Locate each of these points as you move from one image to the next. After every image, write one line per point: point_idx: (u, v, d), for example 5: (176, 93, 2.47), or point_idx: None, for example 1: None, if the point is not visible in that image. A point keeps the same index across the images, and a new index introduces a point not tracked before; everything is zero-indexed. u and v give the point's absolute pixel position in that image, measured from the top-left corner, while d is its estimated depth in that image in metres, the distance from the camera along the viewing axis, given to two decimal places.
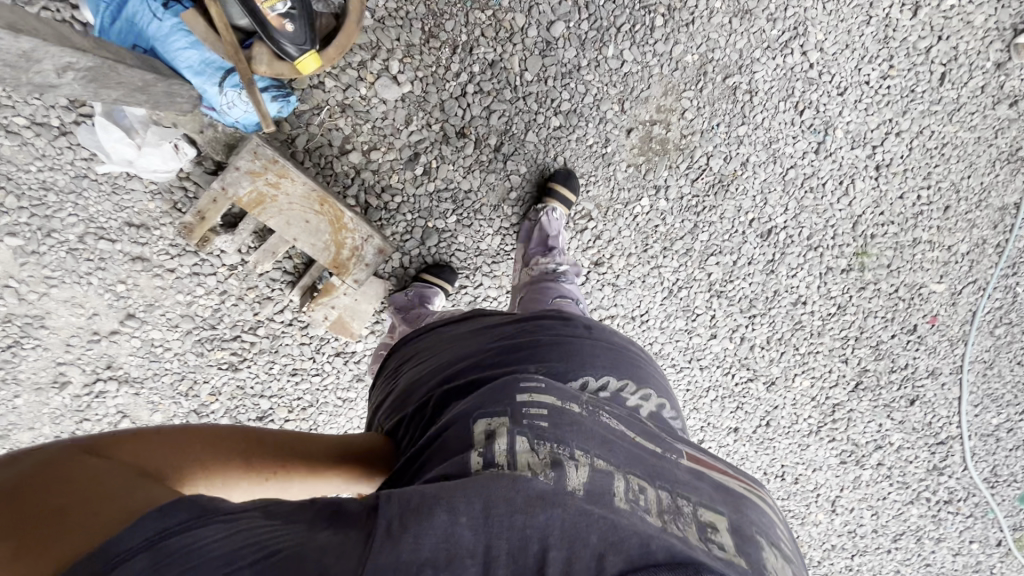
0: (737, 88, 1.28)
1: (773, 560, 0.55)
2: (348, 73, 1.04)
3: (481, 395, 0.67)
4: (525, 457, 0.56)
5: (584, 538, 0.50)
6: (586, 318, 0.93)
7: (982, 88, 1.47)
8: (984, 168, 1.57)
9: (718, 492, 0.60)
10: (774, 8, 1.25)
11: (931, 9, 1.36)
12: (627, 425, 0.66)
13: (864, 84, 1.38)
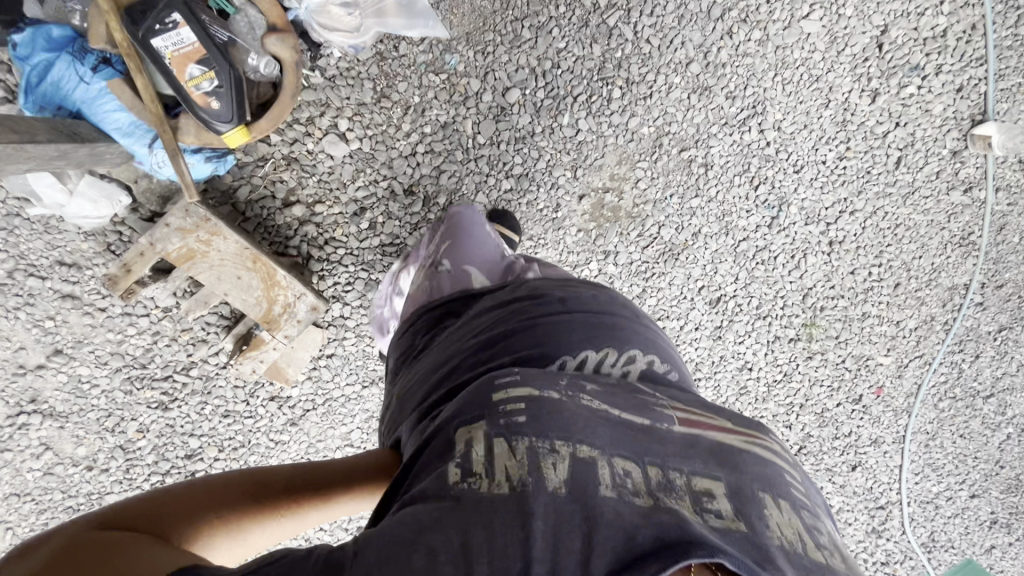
0: (692, 162, 1.29)
1: (781, 517, 0.52)
2: (295, 128, 1.05)
3: (461, 401, 0.62)
4: (501, 460, 0.52)
5: (568, 545, 0.45)
6: (569, 282, 0.88)
7: (938, 173, 1.50)
8: (936, 249, 1.60)
9: (711, 454, 0.56)
10: (734, 86, 1.26)
11: (890, 96, 1.38)
12: (612, 401, 0.62)
13: (820, 163, 1.40)
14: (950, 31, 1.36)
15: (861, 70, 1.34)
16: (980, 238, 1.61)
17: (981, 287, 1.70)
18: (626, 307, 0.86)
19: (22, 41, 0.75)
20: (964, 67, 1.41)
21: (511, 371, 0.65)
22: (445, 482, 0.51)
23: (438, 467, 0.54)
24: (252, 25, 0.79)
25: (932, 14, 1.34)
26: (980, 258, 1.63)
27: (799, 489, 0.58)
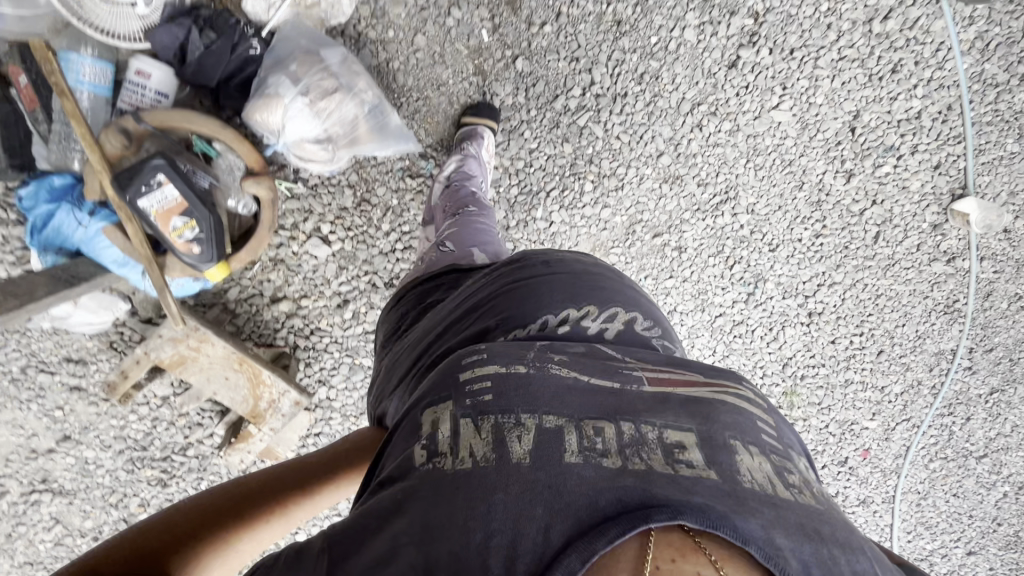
0: (665, 246, 1.34)
1: (754, 462, 0.50)
2: (281, 233, 1.12)
3: (432, 381, 0.63)
4: (466, 438, 0.52)
5: (529, 513, 0.45)
6: (553, 251, 0.87)
7: (918, 246, 1.51)
8: (920, 317, 1.61)
9: (682, 407, 0.54)
10: (705, 175, 1.30)
11: (865, 176, 1.40)
12: (580, 365, 0.60)
13: (796, 242, 1.43)
14: (924, 113, 1.38)
15: (834, 153, 1.36)
16: (966, 305, 1.61)
17: (969, 350, 1.70)
18: (607, 269, 0.85)
19: (26, 195, 0.84)
20: (939, 146, 1.42)
21: (479, 348, 0.64)
22: (411, 464, 0.53)
23: (408, 448, 0.56)
24: (232, 166, 0.88)
25: (904, 98, 1.36)
26: (966, 325, 1.63)
27: (776, 430, 0.56)
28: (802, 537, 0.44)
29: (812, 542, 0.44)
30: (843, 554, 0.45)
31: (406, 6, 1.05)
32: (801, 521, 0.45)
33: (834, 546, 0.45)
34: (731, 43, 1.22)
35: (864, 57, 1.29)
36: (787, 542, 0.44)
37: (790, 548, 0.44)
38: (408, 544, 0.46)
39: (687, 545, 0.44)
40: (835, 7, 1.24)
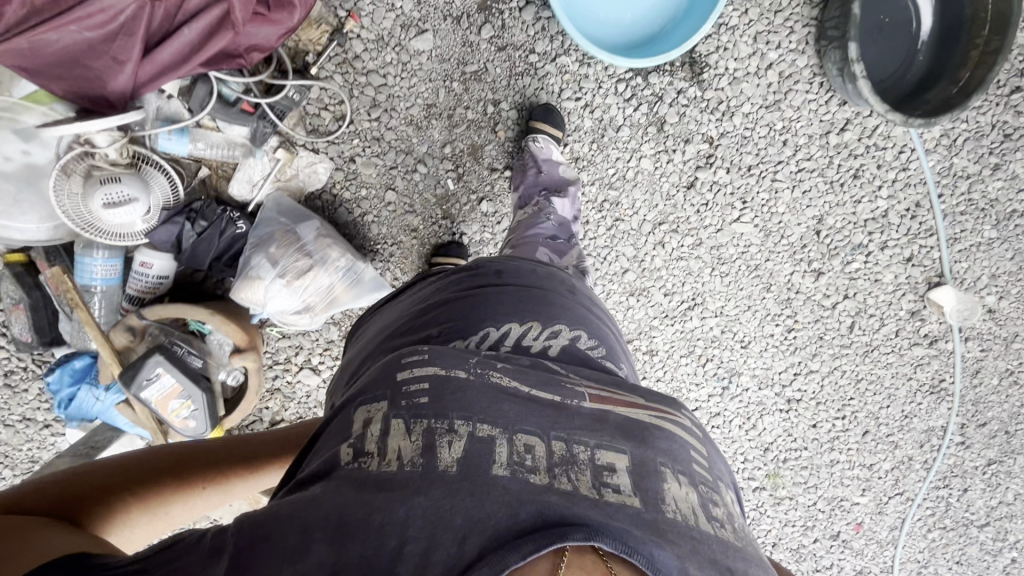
0: (636, 350, 1.42)
1: (681, 492, 0.54)
2: (276, 367, 1.25)
3: (372, 378, 0.65)
4: (396, 441, 0.54)
5: (448, 522, 0.47)
6: (508, 259, 0.93)
7: (897, 331, 1.53)
8: (905, 397, 1.62)
9: (618, 429, 0.57)
10: (672, 284, 1.37)
11: (834, 273, 1.44)
12: (519, 376, 0.62)
13: (768, 338, 1.48)
14: (891, 211, 1.40)
15: (800, 255, 1.40)
16: (953, 384, 1.61)
17: (962, 426, 1.69)
18: (558, 281, 0.90)
19: (52, 382, 0.99)
20: (910, 240, 1.44)
21: (423, 347, 0.66)
22: (338, 462, 0.55)
23: (337, 445, 0.58)
24: (222, 341, 1.00)
25: (869, 201, 1.39)
26: (955, 404, 1.63)
27: (708, 462, 0.60)
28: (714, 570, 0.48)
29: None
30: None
31: (376, 167, 1.14)
32: (713, 557, 0.49)
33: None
34: (688, 166, 1.28)
35: (824, 166, 1.33)
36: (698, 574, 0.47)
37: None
38: (321, 540, 0.47)
39: (597, 569, 0.46)
40: (789, 126, 1.29)
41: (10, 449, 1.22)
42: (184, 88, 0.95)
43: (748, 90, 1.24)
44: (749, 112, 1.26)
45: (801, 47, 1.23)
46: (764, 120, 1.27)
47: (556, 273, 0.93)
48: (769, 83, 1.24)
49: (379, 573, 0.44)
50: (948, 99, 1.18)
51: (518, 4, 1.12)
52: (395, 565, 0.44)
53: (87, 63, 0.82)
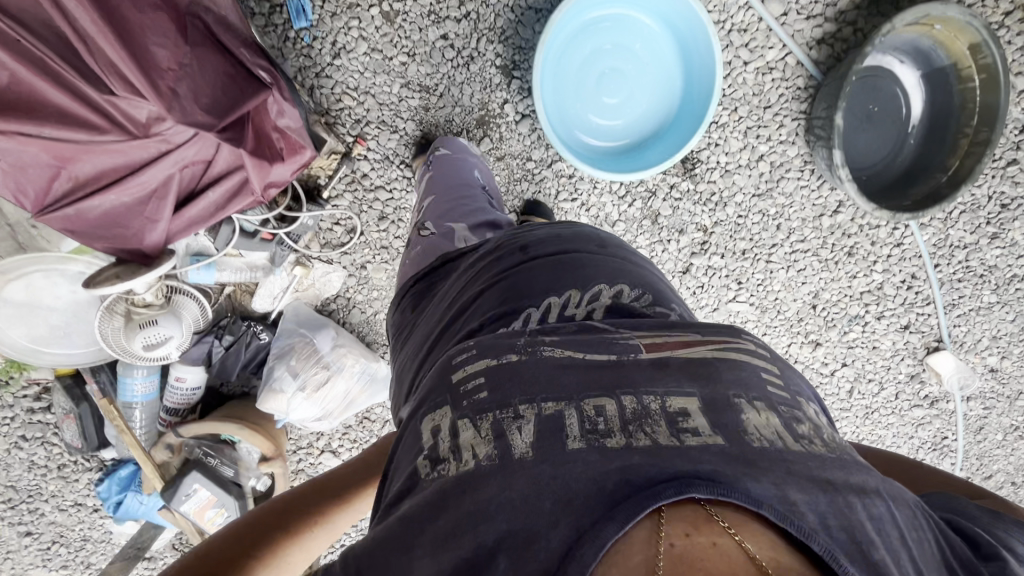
0: None
1: (761, 419, 0.46)
2: (299, 450, 1.34)
3: (429, 384, 0.58)
4: (467, 440, 0.48)
5: (536, 508, 0.41)
6: (535, 229, 0.83)
7: (897, 394, 1.56)
8: (907, 454, 1.66)
9: (683, 371, 0.50)
10: None
11: (832, 343, 1.48)
12: (576, 345, 0.54)
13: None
14: (887, 284, 1.43)
15: (797, 329, 1.45)
16: (956, 442, 1.63)
17: (966, 479, 1.70)
18: (588, 239, 0.79)
19: (104, 491, 1.17)
20: (907, 309, 1.47)
21: (467, 344, 0.59)
22: (417, 477, 0.50)
23: (410, 460, 0.53)
24: (251, 449, 1.10)
25: (864, 275, 1.42)
26: (958, 460, 1.65)
27: (783, 379, 0.52)
28: (816, 489, 0.41)
29: (825, 491, 0.41)
30: (858, 501, 0.42)
31: (386, 271, 1.22)
32: (809, 472, 0.42)
33: (848, 494, 0.42)
34: (683, 254, 1.34)
35: (817, 246, 1.37)
36: (804, 498, 0.40)
37: (806, 503, 0.40)
38: (423, 555, 0.44)
39: (700, 518, 0.39)
40: (782, 211, 1.32)
41: (66, 530, 1.34)
42: (211, 227, 1.03)
43: (740, 181, 1.28)
44: (742, 201, 1.30)
45: (791, 138, 1.26)
46: (756, 208, 1.32)
47: (584, 231, 0.83)
48: (760, 172, 1.28)
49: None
50: (936, 188, 1.21)
51: (514, 118, 1.18)
52: (496, 558, 0.40)
53: (125, 223, 0.90)
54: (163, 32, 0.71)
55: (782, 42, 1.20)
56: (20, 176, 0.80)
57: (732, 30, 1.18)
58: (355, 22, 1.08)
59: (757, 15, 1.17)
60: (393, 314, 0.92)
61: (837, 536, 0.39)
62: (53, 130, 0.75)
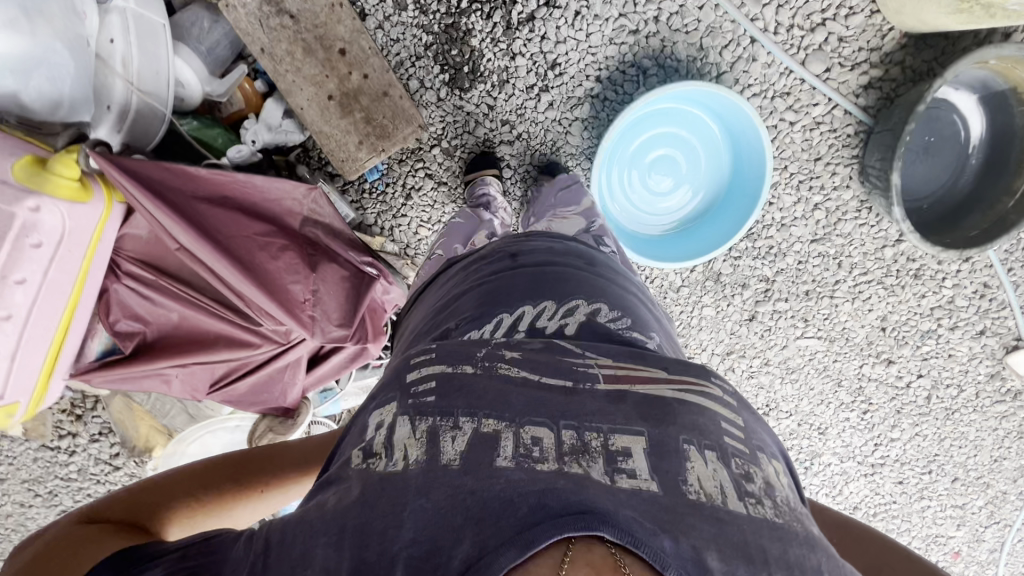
0: None
1: (708, 471, 0.46)
2: None
3: (387, 379, 0.60)
4: (402, 439, 0.48)
5: (448, 521, 0.41)
6: (527, 238, 0.82)
7: (978, 394, 1.56)
8: (993, 446, 1.63)
9: (636, 408, 0.49)
10: (748, 396, 1.56)
11: (906, 358, 1.51)
12: (529, 364, 0.55)
13: (844, 422, 1.61)
14: (959, 296, 1.43)
15: (868, 352, 1.50)
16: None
17: None
18: (577, 256, 0.78)
19: None
20: (982, 316, 1.45)
21: (430, 346, 0.60)
22: (348, 467, 0.50)
23: (351, 450, 0.52)
24: None
25: (933, 293, 1.42)
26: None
27: (745, 432, 0.52)
28: (738, 559, 0.40)
29: (749, 566, 0.40)
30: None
31: None
32: (742, 539, 0.41)
33: (776, 570, 0.41)
34: (748, 303, 1.41)
35: (881, 275, 1.39)
36: (719, 565, 0.40)
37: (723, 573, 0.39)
38: (326, 545, 0.43)
39: (606, 564, 0.38)
40: (842, 250, 1.35)
41: None
42: None
43: (797, 232, 1.32)
44: (801, 249, 1.35)
45: (845, 183, 1.28)
46: (815, 252, 1.35)
47: (579, 248, 0.81)
48: (817, 220, 1.32)
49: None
50: (1005, 214, 1.17)
51: None
52: (395, 564, 0.40)
53: (268, 389, 1.02)
54: (296, 269, 0.89)
55: (827, 97, 1.21)
56: (191, 378, 0.95)
57: (775, 96, 1.22)
58: (420, 163, 1.20)
59: (799, 78, 1.20)
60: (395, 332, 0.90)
61: None
62: (226, 350, 0.91)
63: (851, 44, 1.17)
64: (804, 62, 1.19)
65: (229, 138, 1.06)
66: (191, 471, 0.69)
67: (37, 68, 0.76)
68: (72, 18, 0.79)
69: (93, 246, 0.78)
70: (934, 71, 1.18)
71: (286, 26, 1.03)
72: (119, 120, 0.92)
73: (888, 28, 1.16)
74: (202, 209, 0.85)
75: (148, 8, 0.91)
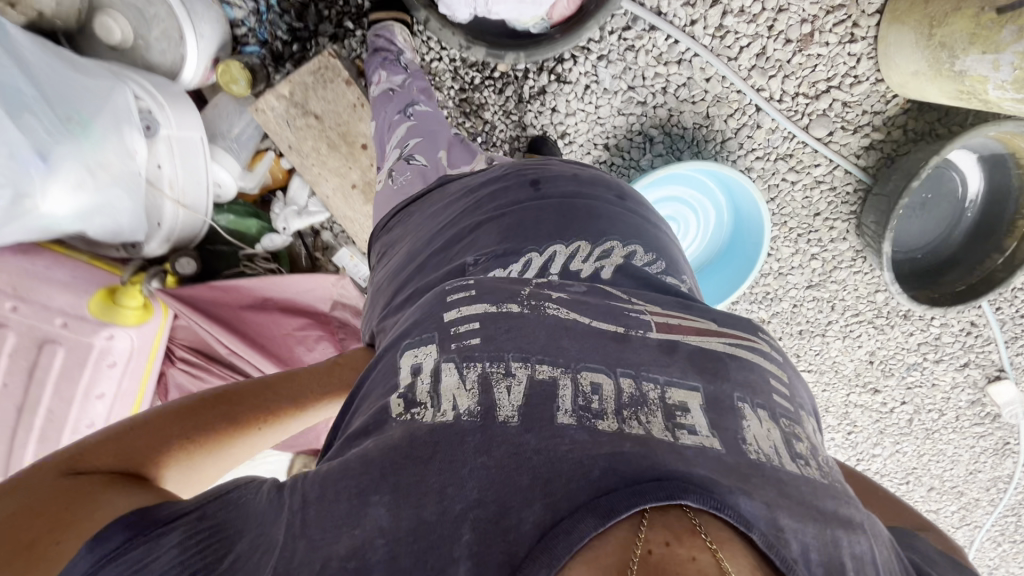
0: None
1: (763, 429, 0.51)
2: None
3: (416, 317, 0.63)
4: (450, 390, 0.52)
5: (515, 484, 0.44)
6: (545, 163, 0.87)
7: (956, 416, 1.52)
8: (970, 459, 1.58)
9: (690, 363, 0.54)
10: None
11: (892, 387, 1.49)
12: (578, 307, 0.59)
13: (830, 441, 1.62)
14: (945, 334, 1.40)
15: (855, 383, 1.51)
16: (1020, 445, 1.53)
17: None
18: (606, 187, 0.84)
19: None
20: (965, 350, 1.41)
21: (467, 283, 0.63)
22: (388, 415, 0.53)
23: (384, 399, 0.55)
24: None
25: (920, 330, 1.40)
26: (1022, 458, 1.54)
27: (789, 387, 0.58)
28: (804, 517, 0.44)
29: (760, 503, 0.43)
30: (845, 533, 0.45)
31: None
32: (773, 482, 0.46)
33: (835, 526, 0.45)
34: None
35: (871, 317, 1.41)
36: (790, 523, 0.43)
37: (793, 531, 0.43)
38: (376, 504, 0.45)
39: (684, 528, 0.41)
40: (835, 296, 1.39)
41: None
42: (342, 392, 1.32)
43: (794, 281, 1.38)
44: (796, 295, 1.40)
45: (843, 236, 1.33)
46: (810, 297, 1.40)
47: (600, 175, 0.87)
48: (813, 269, 1.37)
49: (443, 541, 0.42)
50: (992, 271, 1.19)
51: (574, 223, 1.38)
52: (461, 528, 0.43)
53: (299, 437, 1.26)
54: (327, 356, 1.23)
55: (829, 159, 1.28)
56: None
57: (778, 159, 1.30)
58: None
59: (802, 141, 1.27)
60: (372, 249, 0.94)
61: (817, 569, 0.43)
62: None
63: (855, 109, 1.24)
64: (808, 128, 1.26)
65: (262, 225, 1.24)
66: (175, 413, 0.63)
67: (98, 212, 0.97)
68: (124, 159, 0.96)
69: (153, 355, 1.07)
70: (936, 130, 1.23)
71: (311, 126, 1.18)
72: (168, 233, 1.10)
73: (891, 95, 1.22)
74: (247, 315, 1.18)
75: (186, 128, 1.04)
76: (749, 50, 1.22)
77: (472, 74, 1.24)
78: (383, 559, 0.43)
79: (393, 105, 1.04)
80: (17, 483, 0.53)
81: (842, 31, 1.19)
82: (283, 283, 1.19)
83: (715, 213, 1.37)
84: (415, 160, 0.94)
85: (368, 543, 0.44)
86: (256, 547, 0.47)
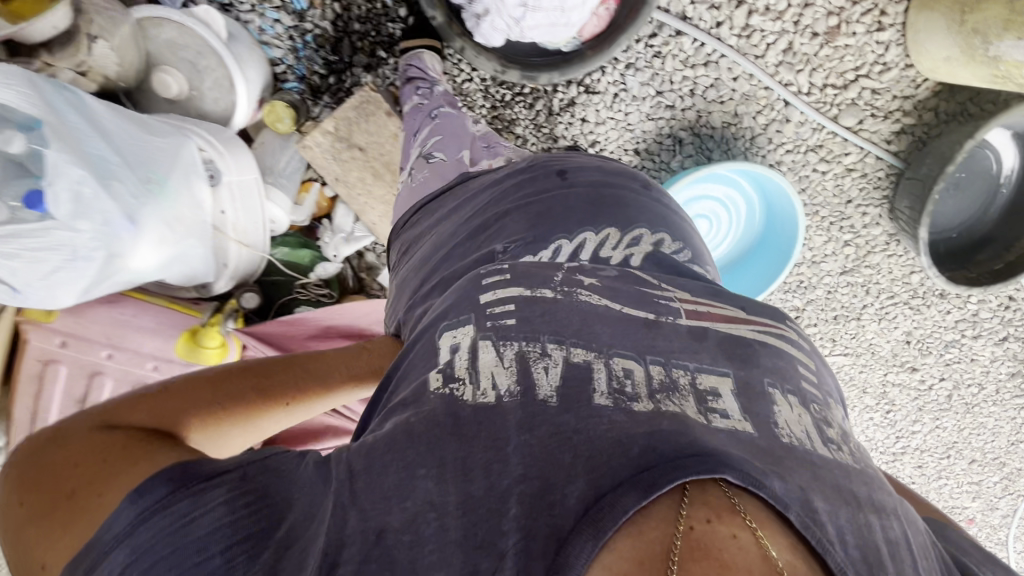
0: None
1: (793, 415, 0.55)
2: None
3: (449, 302, 0.70)
4: (489, 367, 0.58)
5: (558, 462, 0.49)
6: (568, 156, 0.93)
7: (996, 389, 1.50)
8: (1010, 429, 1.56)
9: (720, 350, 0.59)
10: None
11: (931, 363, 1.48)
12: (609, 294, 0.65)
13: (868, 421, 1.62)
14: (982, 309, 1.38)
15: (892, 362, 1.50)
16: None
17: None
18: (631, 177, 0.89)
19: None
20: (1005, 324, 1.39)
21: (501, 268, 0.70)
22: (427, 388, 0.60)
23: (423, 374, 0.63)
24: None
25: (958, 308, 1.39)
26: None
27: (817, 375, 0.62)
28: (837, 500, 0.48)
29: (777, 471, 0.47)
30: (876, 518, 0.48)
31: None
32: (792, 456, 0.50)
33: (866, 511, 0.49)
34: None
35: (907, 297, 1.40)
36: (824, 505, 0.47)
37: (827, 512, 0.47)
38: (425, 477, 0.52)
39: (723, 507, 0.46)
40: (869, 280, 1.39)
41: None
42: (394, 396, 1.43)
43: (827, 269, 1.39)
44: (830, 282, 1.41)
45: (875, 222, 1.33)
46: (844, 283, 1.41)
47: (624, 168, 0.92)
48: (847, 256, 1.37)
49: (493, 512, 0.48)
50: None
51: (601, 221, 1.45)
52: (508, 501, 0.48)
53: None
54: None
55: (859, 147, 1.28)
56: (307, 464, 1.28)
57: (808, 150, 1.31)
58: None
59: (831, 132, 1.28)
60: (392, 248, 1.02)
61: (853, 552, 0.45)
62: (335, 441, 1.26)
63: (884, 95, 1.24)
64: (837, 117, 1.27)
65: (315, 255, 1.38)
66: (206, 380, 0.69)
67: (176, 261, 1.11)
68: (195, 210, 1.11)
69: None
70: (967, 111, 1.21)
71: (356, 157, 1.31)
72: (233, 270, 1.25)
73: (921, 79, 1.22)
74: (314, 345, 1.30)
75: (243, 173, 1.18)
76: (775, 46, 1.24)
77: (502, 92, 1.32)
78: (433, 521, 0.49)
79: (421, 114, 1.14)
80: (60, 443, 0.56)
81: (870, 20, 1.19)
82: (344, 311, 1.31)
83: (746, 207, 1.39)
84: (435, 157, 1.03)
85: (421, 512, 0.50)
86: (307, 514, 0.52)
